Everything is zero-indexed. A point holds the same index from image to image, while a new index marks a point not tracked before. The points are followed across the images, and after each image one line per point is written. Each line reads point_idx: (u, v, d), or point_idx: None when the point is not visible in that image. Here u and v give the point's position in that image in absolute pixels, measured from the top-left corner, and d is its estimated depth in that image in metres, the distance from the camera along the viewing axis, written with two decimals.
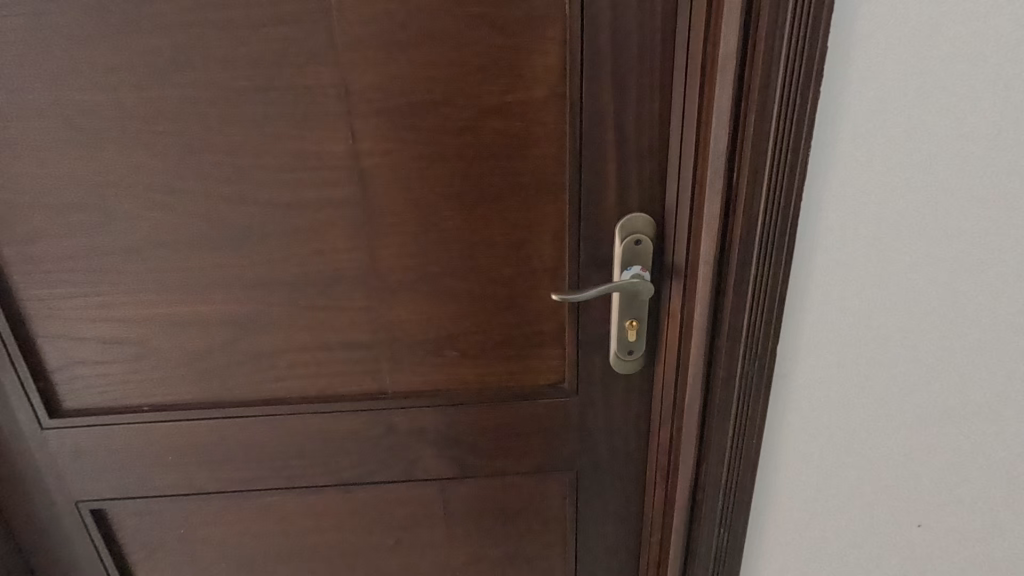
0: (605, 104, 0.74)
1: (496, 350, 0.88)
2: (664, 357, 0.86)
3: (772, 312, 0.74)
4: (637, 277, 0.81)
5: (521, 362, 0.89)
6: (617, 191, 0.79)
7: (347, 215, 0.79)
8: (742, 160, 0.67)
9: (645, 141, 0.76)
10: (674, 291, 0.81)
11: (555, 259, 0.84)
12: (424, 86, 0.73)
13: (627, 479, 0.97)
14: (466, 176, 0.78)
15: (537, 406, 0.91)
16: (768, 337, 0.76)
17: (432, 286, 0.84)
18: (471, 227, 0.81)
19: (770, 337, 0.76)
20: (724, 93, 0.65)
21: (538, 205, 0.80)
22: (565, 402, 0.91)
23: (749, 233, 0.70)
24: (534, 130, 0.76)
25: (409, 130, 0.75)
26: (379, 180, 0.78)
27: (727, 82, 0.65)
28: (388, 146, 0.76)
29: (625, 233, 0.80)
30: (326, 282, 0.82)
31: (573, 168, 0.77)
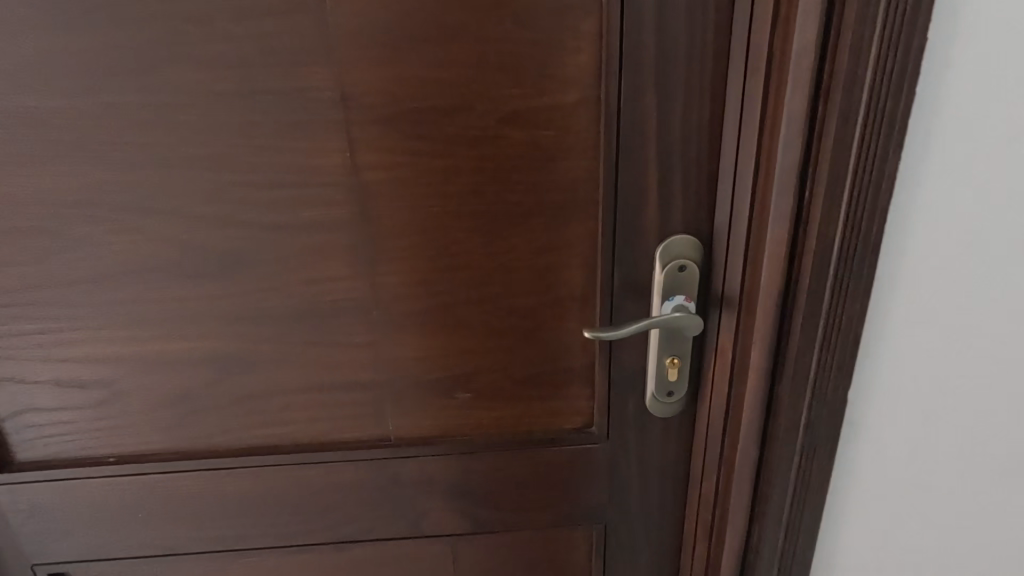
0: (647, 108, 0.63)
1: (516, 391, 0.77)
2: (709, 398, 0.74)
3: (845, 352, 0.63)
4: (680, 308, 0.70)
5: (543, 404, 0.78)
6: (659, 210, 0.68)
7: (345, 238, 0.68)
8: (817, 175, 0.56)
9: (692, 152, 0.65)
10: (724, 326, 0.69)
11: (585, 288, 0.72)
12: (435, 89, 0.62)
13: (663, 533, 0.86)
14: (482, 193, 0.67)
15: (561, 453, 0.80)
16: (838, 381, 0.64)
17: (443, 318, 0.73)
18: (488, 251, 0.70)
19: (840, 381, 0.64)
20: (798, 96, 0.54)
21: (566, 226, 0.69)
22: (594, 449, 0.80)
23: (822, 260, 0.59)
24: (562, 139, 0.65)
25: (417, 141, 0.64)
26: (382, 198, 0.66)
27: (802, 83, 0.54)
28: (392, 158, 0.65)
29: (667, 259, 0.69)
30: (319, 316, 0.71)
31: (607, 182, 0.66)
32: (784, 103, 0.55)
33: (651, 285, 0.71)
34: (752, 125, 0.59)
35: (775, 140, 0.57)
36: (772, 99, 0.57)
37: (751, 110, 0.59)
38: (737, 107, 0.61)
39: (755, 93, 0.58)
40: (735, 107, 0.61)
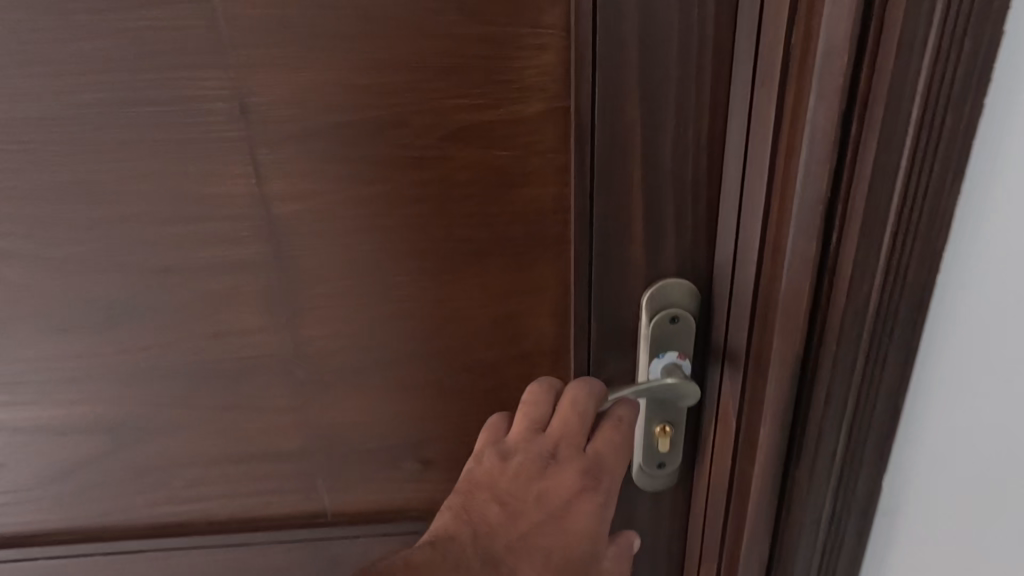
0: (630, 124, 0.50)
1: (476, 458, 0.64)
2: (706, 473, 0.61)
3: (878, 428, 0.51)
4: (672, 368, 0.57)
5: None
6: (646, 248, 0.54)
7: (258, 282, 0.55)
8: (849, 212, 0.43)
9: (687, 178, 0.51)
10: (725, 391, 0.56)
11: (557, 339, 0.60)
12: (361, 99, 0.49)
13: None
14: (426, 228, 0.54)
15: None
16: (868, 462, 0.52)
17: (385, 375, 0.60)
18: (437, 297, 0.57)
19: (872, 462, 0.52)
20: (828, 109, 0.41)
21: (533, 267, 0.57)
22: None
23: (852, 320, 0.46)
24: (525, 161, 0.52)
25: (341, 164, 0.51)
26: (303, 234, 0.54)
27: (833, 92, 0.40)
28: (312, 185, 0.52)
29: (656, 308, 0.56)
30: (232, 376, 0.59)
31: (581, 215, 0.53)
32: (805, 119, 0.42)
33: (636, 338, 0.58)
34: (762, 146, 0.46)
35: (793, 166, 0.44)
36: (789, 114, 0.43)
37: (760, 127, 0.46)
38: (742, 122, 0.48)
39: (766, 105, 0.45)
40: (739, 122, 0.48)
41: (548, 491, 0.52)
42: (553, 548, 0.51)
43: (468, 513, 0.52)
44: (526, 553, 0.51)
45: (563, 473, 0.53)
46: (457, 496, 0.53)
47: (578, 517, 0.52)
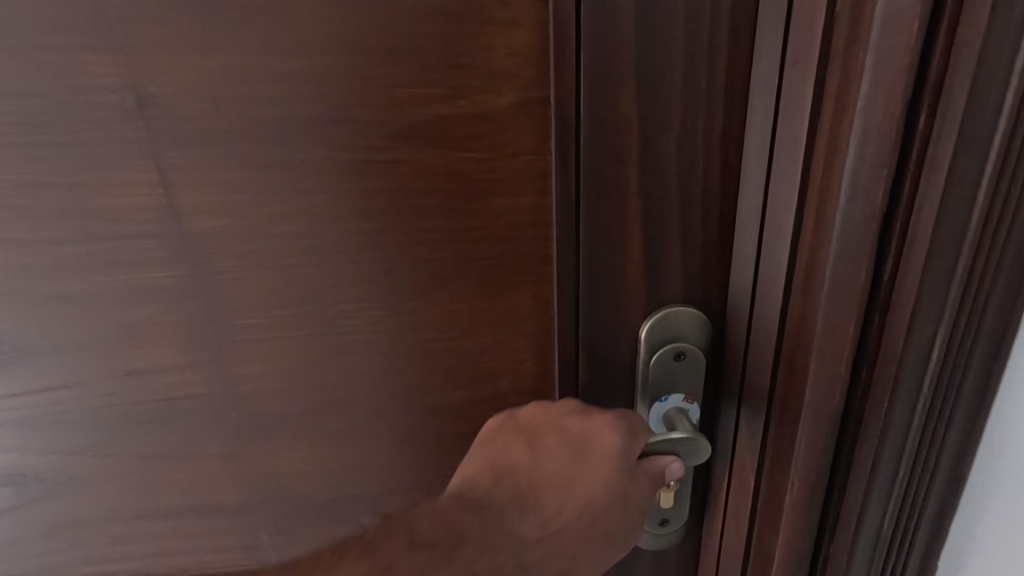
0: (625, 118, 0.40)
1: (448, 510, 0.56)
2: (717, 534, 0.52)
3: (930, 490, 0.41)
4: (679, 411, 0.47)
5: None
6: (646, 272, 0.44)
7: (176, 312, 0.46)
8: (909, 233, 0.33)
9: (696, 184, 0.41)
10: (741, 444, 0.46)
11: (539, 375, 0.50)
12: (289, 88, 0.40)
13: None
14: (377, 246, 0.45)
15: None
16: (916, 529, 0.43)
17: (335, 418, 0.51)
18: (394, 328, 0.48)
19: (920, 528, 0.43)
20: (888, 95, 0.31)
21: (509, 291, 0.47)
22: None
23: (908, 369, 0.36)
24: (495, 164, 0.43)
25: (269, 170, 0.42)
26: (225, 254, 0.44)
27: (893, 73, 0.30)
28: (234, 196, 0.42)
29: (659, 343, 0.46)
30: (151, 420, 0.49)
31: (567, 233, 0.44)
32: (854, 110, 0.32)
33: (635, 377, 0.48)
34: (794, 147, 0.36)
35: (837, 172, 0.34)
36: (831, 104, 0.33)
37: (793, 123, 0.36)
38: (767, 115, 0.38)
39: (801, 93, 0.35)
40: (764, 116, 0.38)
41: (566, 425, 0.46)
42: (585, 486, 0.46)
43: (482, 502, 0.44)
44: (561, 501, 0.45)
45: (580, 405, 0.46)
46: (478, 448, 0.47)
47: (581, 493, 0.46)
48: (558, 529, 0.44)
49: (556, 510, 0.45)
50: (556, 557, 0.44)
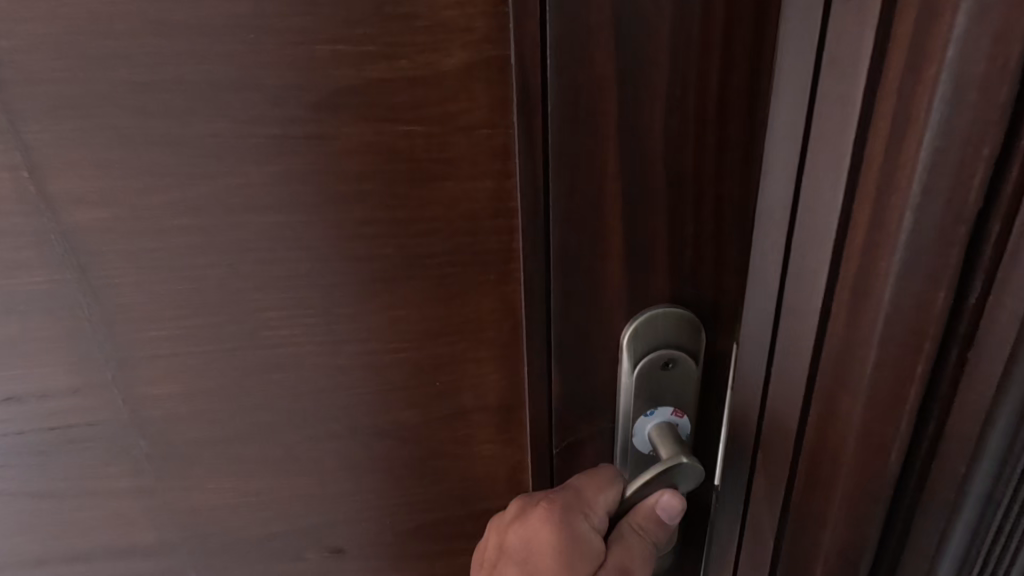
0: (614, 84, 0.32)
1: (408, 541, 0.49)
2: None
3: None
4: (666, 429, 0.41)
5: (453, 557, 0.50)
6: (627, 271, 0.37)
7: (59, 326, 0.37)
8: (1014, 236, 0.25)
9: (688, 164, 0.34)
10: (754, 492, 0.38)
11: (507, 389, 0.43)
12: (184, 45, 0.32)
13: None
14: (307, 243, 0.37)
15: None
16: None
17: (269, 444, 0.43)
18: (337, 339, 0.40)
19: None
20: (998, 34, 0.22)
21: (468, 294, 0.40)
22: None
23: (1002, 419, 0.28)
24: (446, 141, 0.35)
25: (166, 149, 0.34)
26: (116, 253, 0.36)
27: (1006, 3, 0.22)
28: (122, 180, 0.34)
29: (643, 351, 0.39)
30: (41, 455, 0.41)
31: (537, 228, 0.36)
32: (938, 58, 0.23)
33: (616, 391, 0.41)
34: (841, 123, 0.27)
35: (906, 154, 0.25)
36: (898, 59, 0.24)
37: (836, 83, 0.26)
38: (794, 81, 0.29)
39: (857, 32, 0.25)
40: (791, 81, 0.29)
41: (505, 542, 0.40)
42: None
43: None
44: None
45: (512, 508, 0.40)
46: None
47: None
48: None
49: None
50: None
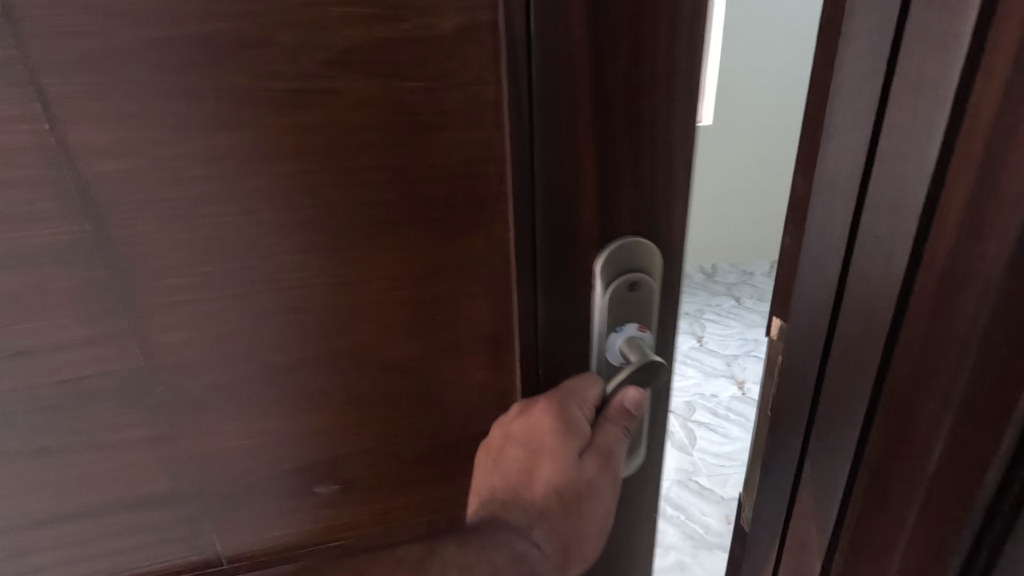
0: (587, 46, 0.39)
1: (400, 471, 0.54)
2: (780, 537, 0.44)
3: None
4: (633, 342, 0.48)
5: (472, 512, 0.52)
6: (597, 208, 0.44)
7: (74, 277, 0.39)
8: None
9: (645, 113, 0.42)
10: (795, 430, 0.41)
11: (496, 320, 0.49)
12: (202, 4, 0.35)
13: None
14: (316, 190, 0.41)
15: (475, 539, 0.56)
16: None
17: (278, 384, 0.47)
18: (344, 280, 0.45)
19: None
20: None
21: (462, 233, 0.45)
22: None
23: None
24: (442, 95, 0.40)
25: (183, 104, 0.37)
26: (132, 204, 0.38)
27: None
28: (140, 133, 0.36)
29: (613, 277, 0.46)
30: (52, 408, 0.42)
31: (523, 173, 0.43)
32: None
33: (591, 312, 0.48)
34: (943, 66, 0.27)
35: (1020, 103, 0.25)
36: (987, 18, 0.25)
37: (929, 43, 0.27)
38: (881, 44, 0.29)
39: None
40: (878, 32, 0.29)
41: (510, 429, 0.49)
42: (552, 460, 0.48)
43: (482, 491, 0.51)
44: (538, 475, 0.48)
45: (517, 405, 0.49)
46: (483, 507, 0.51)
47: (555, 466, 0.48)
48: (541, 504, 0.48)
49: (536, 487, 0.49)
50: (550, 524, 0.48)
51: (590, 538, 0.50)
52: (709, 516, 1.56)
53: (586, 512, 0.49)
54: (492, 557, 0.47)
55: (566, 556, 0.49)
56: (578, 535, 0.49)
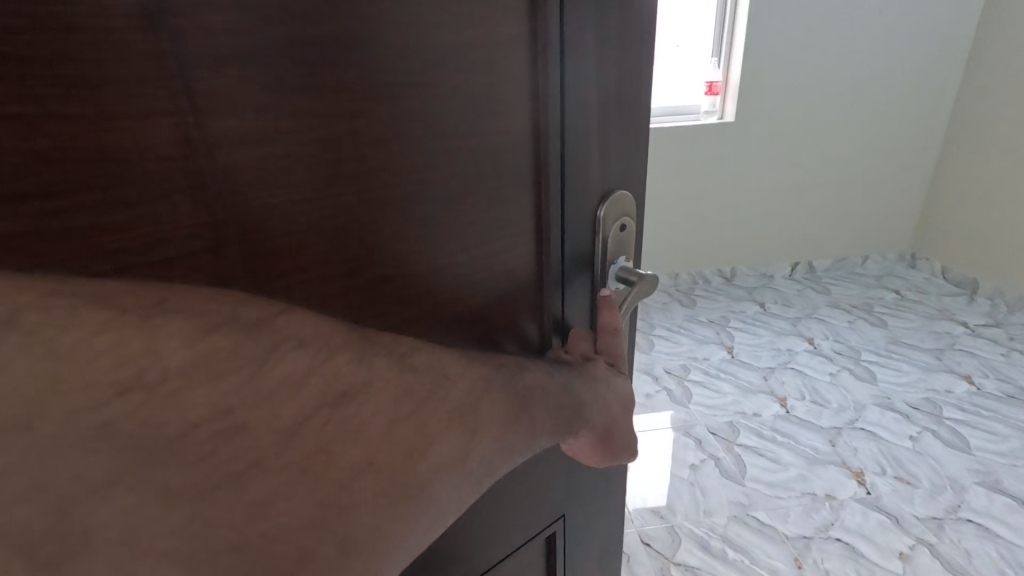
0: (588, 42, 0.48)
1: (487, 406, 0.44)
2: None
3: None
4: (626, 272, 0.58)
5: (494, 499, 0.53)
6: (599, 165, 0.54)
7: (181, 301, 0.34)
8: None
9: (628, 95, 0.53)
10: None
11: (532, 269, 0.54)
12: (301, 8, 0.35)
13: (611, 549, 0.72)
14: (386, 154, 0.42)
15: (488, 543, 0.54)
16: None
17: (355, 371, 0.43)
18: (411, 242, 0.45)
19: None
20: None
21: (509, 192, 0.50)
22: (563, 502, 0.61)
23: None
24: (496, 88, 0.46)
25: (286, 89, 0.35)
26: (232, 197, 0.35)
27: None
28: (251, 129, 0.35)
29: (611, 223, 0.57)
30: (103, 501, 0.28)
31: (552, 140, 0.50)
32: None
33: (596, 249, 0.57)
34: None
35: None
36: None
37: None
38: None
39: None
40: None
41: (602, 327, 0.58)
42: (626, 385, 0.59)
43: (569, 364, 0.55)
44: (618, 383, 0.58)
45: (608, 316, 0.58)
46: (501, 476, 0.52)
47: (628, 387, 0.59)
48: (610, 416, 0.56)
49: (614, 401, 0.57)
50: (604, 432, 0.56)
51: (617, 444, 0.58)
52: (776, 560, 1.39)
53: (621, 438, 0.58)
54: (573, 412, 0.52)
55: (607, 436, 0.57)
56: (624, 422, 0.59)
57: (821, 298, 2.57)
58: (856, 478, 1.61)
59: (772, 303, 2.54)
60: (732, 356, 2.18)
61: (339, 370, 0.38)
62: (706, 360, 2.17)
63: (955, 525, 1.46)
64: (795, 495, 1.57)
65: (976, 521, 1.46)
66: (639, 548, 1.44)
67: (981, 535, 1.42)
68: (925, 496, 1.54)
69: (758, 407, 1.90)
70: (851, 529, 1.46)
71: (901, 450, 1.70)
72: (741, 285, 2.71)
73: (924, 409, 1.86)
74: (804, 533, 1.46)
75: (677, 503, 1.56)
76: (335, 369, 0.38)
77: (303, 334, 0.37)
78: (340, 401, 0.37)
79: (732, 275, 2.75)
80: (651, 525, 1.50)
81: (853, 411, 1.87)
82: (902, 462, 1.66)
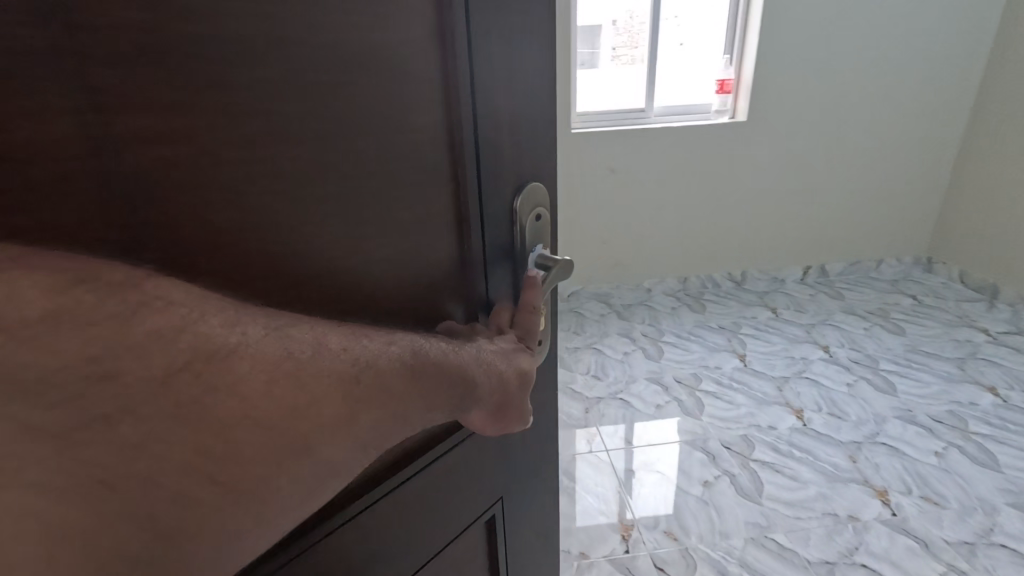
0: (497, 41, 0.49)
1: (377, 376, 0.42)
2: None
3: None
4: (546, 259, 0.60)
5: (424, 495, 0.53)
6: (513, 160, 0.55)
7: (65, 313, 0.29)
8: None
9: (535, 90, 0.54)
10: None
11: (452, 260, 0.54)
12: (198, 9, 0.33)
13: (546, 529, 0.74)
14: (292, 146, 0.39)
15: (419, 542, 0.54)
16: None
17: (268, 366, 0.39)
18: (326, 238, 0.42)
19: None
20: None
21: (426, 183, 0.49)
22: (494, 489, 0.62)
23: None
24: (409, 83, 0.45)
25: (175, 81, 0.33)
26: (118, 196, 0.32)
27: None
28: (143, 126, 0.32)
29: (527, 213, 0.58)
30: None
31: (466, 137, 0.50)
32: None
33: (513, 238, 0.58)
34: None
35: None
36: None
37: None
38: None
39: None
40: None
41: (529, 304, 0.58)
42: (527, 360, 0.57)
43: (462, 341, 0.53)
44: (515, 361, 0.55)
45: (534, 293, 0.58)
46: (416, 449, 0.51)
47: (528, 362, 0.57)
48: (504, 394, 0.54)
49: (508, 378, 0.54)
50: (500, 411, 0.54)
51: (512, 420, 0.56)
52: None
53: (517, 414, 0.56)
54: (462, 391, 0.50)
55: (500, 415, 0.54)
56: (520, 398, 0.56)
57: (835, 303, 2.46)
58: (880, 498, 1.52)
59: (787, 309, 2.44)
60: (746, 365, 2.10)
61: (232, 372, 0.34)
62: (717, 369, 2.10)
63: (987, 550, 1.36)
64: (816, 517, 1.48)
65: (1010, 546, 1.36)
66: (652, 572, 1.36)
67: (1017, 563, 1.32)
68: (955, 519, 1.44)
69: (773, 420, 1.83)
70: (878, 555, 1.37)
71: (926, 467, 1.60)
72: (754, 288, 2.63)
73: (947, 423, 1.75)
74: (828, 559, 1.37)
75: (691, 523, 1.48)
76: (213, 334, 0.34)
77: (173, 295, 0.34)
78: (213, 360, 0.34)
79: (743, 279, 2.66)
80: (663, 548, 1.42)
81: (875, 423, 1.77)
82: (927, 481, 1.56)
